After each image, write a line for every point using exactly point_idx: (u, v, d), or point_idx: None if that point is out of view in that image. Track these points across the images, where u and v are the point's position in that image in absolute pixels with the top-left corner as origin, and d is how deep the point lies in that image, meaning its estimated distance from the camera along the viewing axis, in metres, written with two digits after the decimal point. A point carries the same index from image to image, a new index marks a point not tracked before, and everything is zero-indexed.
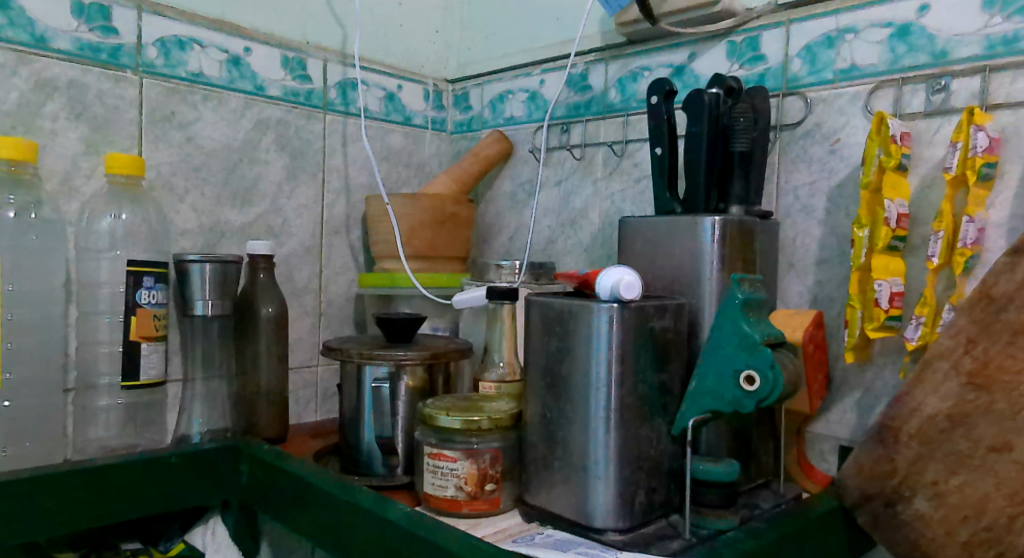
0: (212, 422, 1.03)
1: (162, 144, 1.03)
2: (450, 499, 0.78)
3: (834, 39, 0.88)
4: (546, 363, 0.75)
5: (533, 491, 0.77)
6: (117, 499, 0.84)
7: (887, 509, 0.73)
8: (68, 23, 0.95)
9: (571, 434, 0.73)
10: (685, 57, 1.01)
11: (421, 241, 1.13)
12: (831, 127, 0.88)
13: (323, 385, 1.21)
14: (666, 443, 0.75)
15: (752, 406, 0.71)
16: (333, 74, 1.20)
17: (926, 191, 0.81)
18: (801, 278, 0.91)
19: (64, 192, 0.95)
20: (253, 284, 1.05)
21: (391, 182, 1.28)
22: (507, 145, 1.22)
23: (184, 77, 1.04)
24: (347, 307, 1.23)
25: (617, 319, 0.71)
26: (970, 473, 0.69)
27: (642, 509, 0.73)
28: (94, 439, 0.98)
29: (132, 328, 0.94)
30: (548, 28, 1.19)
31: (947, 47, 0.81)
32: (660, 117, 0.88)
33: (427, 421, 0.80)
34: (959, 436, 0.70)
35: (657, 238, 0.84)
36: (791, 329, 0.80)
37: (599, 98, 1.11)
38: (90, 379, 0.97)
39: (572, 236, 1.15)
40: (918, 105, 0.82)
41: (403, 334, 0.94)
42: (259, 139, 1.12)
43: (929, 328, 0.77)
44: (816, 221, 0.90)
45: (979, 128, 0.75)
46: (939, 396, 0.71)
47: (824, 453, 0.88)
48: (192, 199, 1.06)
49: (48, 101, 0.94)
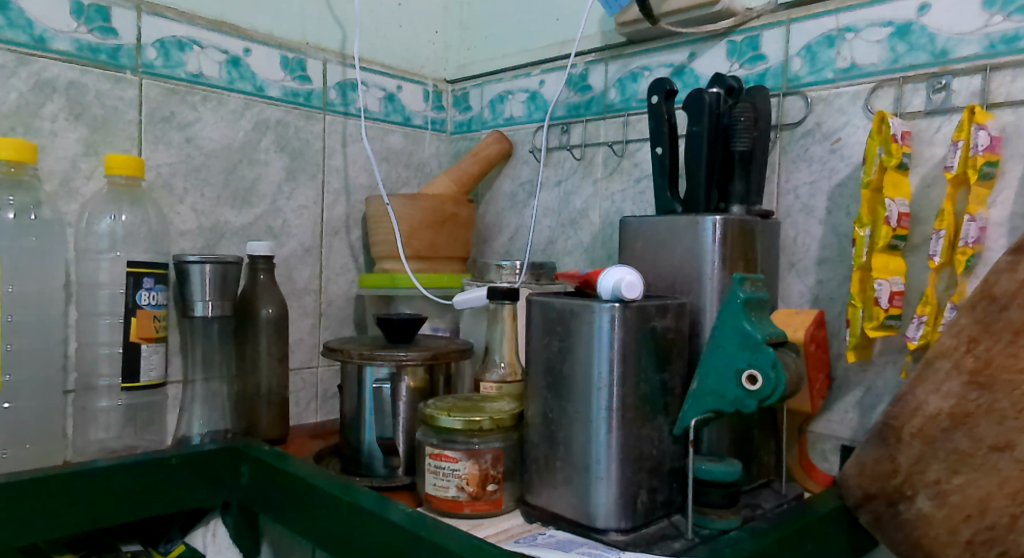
0: (213, 423, 1.01)
1: (162, 144, 1.02)
2: (452, 500, 0.78)
3: (834, 39, 0.88)
4: (547, 363, 0.75)
5: (535, 492, 0.77)
6: (118, 501, 0.84)
7: (890, 509, 0.73)
8: (67, 24, 0.95)
9: (573, 434, 0.73)
10: (685, 57, 1.01)
11: (421, 242, 1.13)
12: (831, 127, 0.88)
13: (323, 386, 1.20)
14: (668, 443, 0.75)
15: (753, 405, 0.71)
16: (333, 75, 1.20)
17: (927, 190, 0.81)
18: (802, 278, 0.91)
19: (64, 193, 0.95)
20: (253, 284, 1.05)
21: (391, 183, 1.28)
22: (506, 145, 1.22)
23: (184, 77, 1.04)
24: (347, 308, 1.23)
25: (618, 318, 0.71)
26: (972, 472, 0.69)
27: (644, 509, 0.73)
28: (94, 441, 0.97)
29: (133, 329, 0.94)
30: (547, 29, 1.19)
31: (947, 46, 0.81)
32: (661, 117, 0.88)
33: (428, 422, 0.80)
34: (961, 435, 0.70)
35: (657, 238, 0.84)
36: (792, 328, 0.80)
37: (599, 98, 1.11)
38: (90, 380, 0.97)
39: (572, 236, 1.15)
40: (918, 104, 0.82)
41: (404, 335, 0.94)
42: (258, 140, 1.12)
43: (930, 327, 0.77)
44: (817, 221, 0.90)
45: (980, 127, 0.75)
46: (941, 395, 0.71)
47: (825, 453, 0.88)
48: (192, 199, 1.05)
49: (48, 102, 0.94)
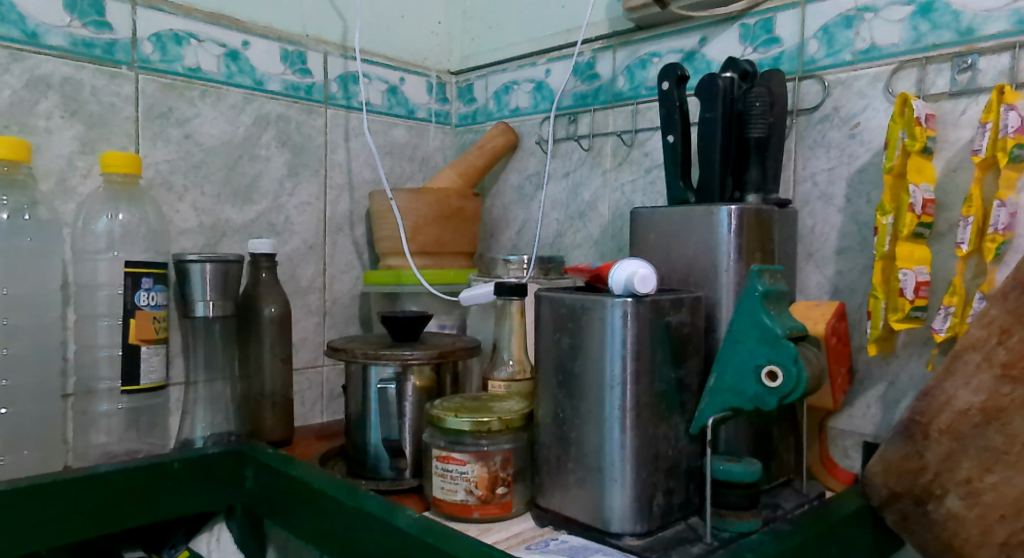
0: (215, 425, 0.99)
1: (160, 142, 1.00)
2: (461, 504, 0.75)
3: (852, 19, 0.85)
4: (558, 361, 0.72)
5: (547, 494, 0.74)
6: (117, 510, 0.82)
7: (917, 508, 0.70)
8: (60, 19, 0.92)
9: (585, 434, 0.70)
10: (697, 42, 0.98)
11: (427, 237, 1.10)
12: (850, 111, 0.85)
13: (328, 385, 1.18)
14: (684, 442, 0.72)
15: (774, 403, 0.68)
16: (334, 68, 1.17)
17: (953, 175, 0.78)
18: (821, 268, 0.88)
19: (60, 192, 0.93)
20: (255, 283, 1.02)
21: (395, 177, 1.25)
22: (512, 136, 1.19)
23: (181, 72, 1.01)
24: (353, 306, 1.20)
25: (631, 313, 0.68)
26: (1005, 471, 0.66)
27: (661, 511, 0.70)
28: (95, 445, 0.94)
29: (131, 331, 0.91)
30: (553, 17, 1.16)
31: (973, 24, 0.77)
32: (672, 104, 0.85)
33: (435, 423, 0.77)
34: (993, 431, 0.66)
35: (671, 229, 0.81)
36: (813, 321, 0.77)
37: (607, 87, 1.08)
38: (90, 384, 0.94)
39: (581, 228, 1.12)
40: (942, 86, 0.79)
41: (410, 333, 0.91)
42: (259, 135, 1.09)
43: (957, 319, 0.74)
44: (836, 209, 0.86)
45: (1010, 107, 0.71)
46: (971, 389, 0.68)
47: (847, 450, 0.85)
48: (192, 196, 1.03)
49: (42, 99, 0.91)
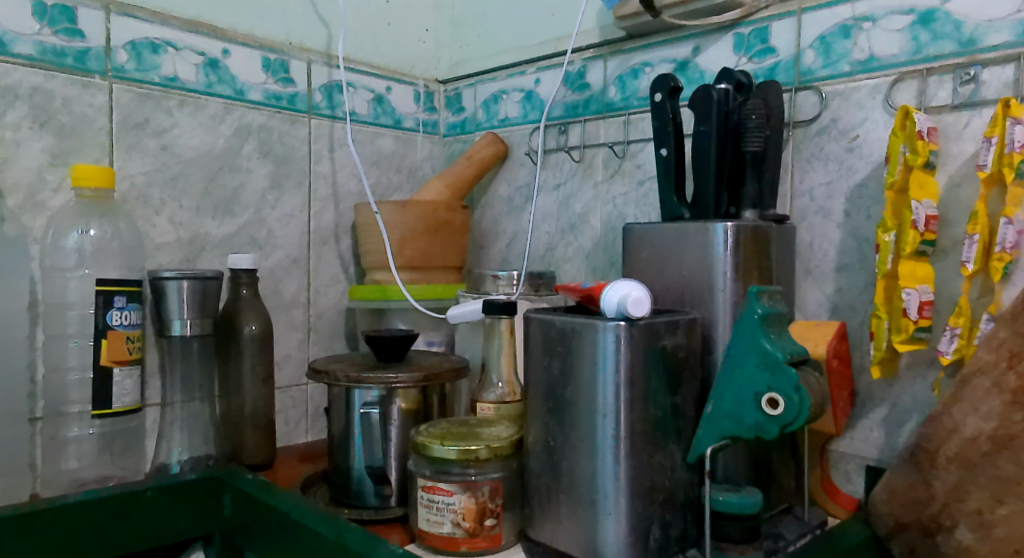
0: (194, 448, 0.96)
1: (136, 153, 0.96)
2: (448, 536, 0.72)
3: (850, 28, 0.82)
4: (548, 387, 0.69)
5: (538, 526, 0.71)
6: (87, 543, 0.78)
7: (926, 540, 0.67)
8: (29, 26, 0.89)
9: (577, 463, 0.67)
10: (690, 51, 0.95)
11: (413, 251, 1.07)
12: (848, 123, 0.82)
13: (313, 403, 1.14)
14: (681, 472, 0.68)
15: (775, 432, 0.65)
16: (318, 77, 1.13)
17: (956, 190, 0.75)
18: (820, 285, 0.85)
19: (29, 207, 0.89)
20: (236, 299, 0.98)
21: (381, 189, 1.22)
22: (501, 147, 1.16)
23: (158, 82, 0.98)
24: (338, 321, 1.17)
25: (624, 338, 0.64)
26: (1018, 502, 0.63)
27: (657, 545, 0.67)
28: (66, 471, 0.91)
29: (103, 352, 0.87)
30: (542, 25, 1.13)
31: (976, 34, 0.75)
32: (665, 116, 0.82)
33: (420, 450, 0.73)
34: (1004, 460, 0.63)
35: (665, 246, 0.78)
36: (813, 343, 0.74)
37: (598, 96, 1.05)
38: (60, 407, 0.90)
39: (572, 241, 1.09)
40: (944, 98, 0.76)
41: (395, 353, 0.88)
42: (240, 146, 1.06)
43: (965, 341, 0.71)
44: (834, 224, 0.83)
45: (1016, 121, 0.68)
46: (981, 416, 0.65)
47: (849, 473, 0.82)
48: (170, 210, 0.99)
49: (10, 110, 0.88)
